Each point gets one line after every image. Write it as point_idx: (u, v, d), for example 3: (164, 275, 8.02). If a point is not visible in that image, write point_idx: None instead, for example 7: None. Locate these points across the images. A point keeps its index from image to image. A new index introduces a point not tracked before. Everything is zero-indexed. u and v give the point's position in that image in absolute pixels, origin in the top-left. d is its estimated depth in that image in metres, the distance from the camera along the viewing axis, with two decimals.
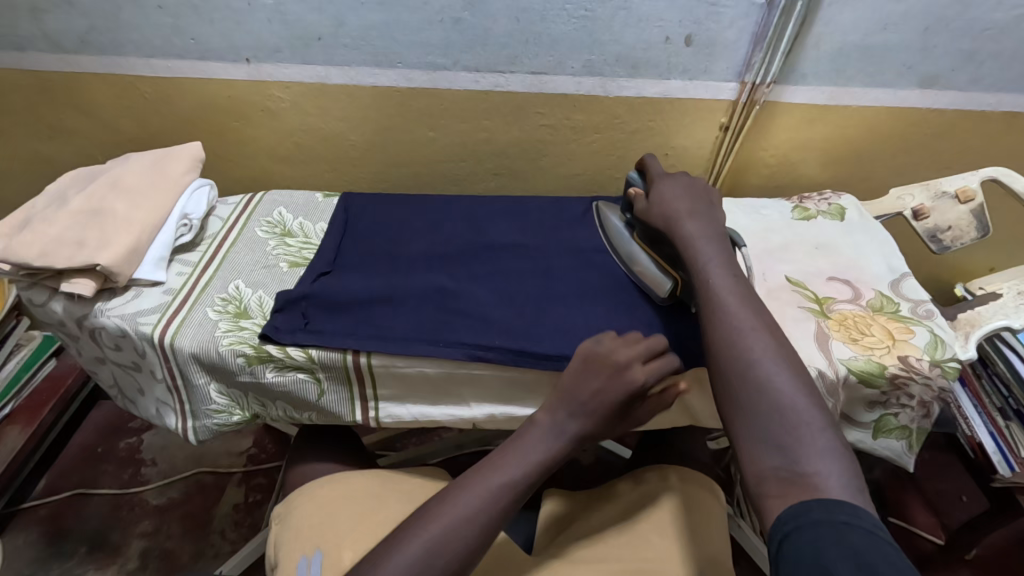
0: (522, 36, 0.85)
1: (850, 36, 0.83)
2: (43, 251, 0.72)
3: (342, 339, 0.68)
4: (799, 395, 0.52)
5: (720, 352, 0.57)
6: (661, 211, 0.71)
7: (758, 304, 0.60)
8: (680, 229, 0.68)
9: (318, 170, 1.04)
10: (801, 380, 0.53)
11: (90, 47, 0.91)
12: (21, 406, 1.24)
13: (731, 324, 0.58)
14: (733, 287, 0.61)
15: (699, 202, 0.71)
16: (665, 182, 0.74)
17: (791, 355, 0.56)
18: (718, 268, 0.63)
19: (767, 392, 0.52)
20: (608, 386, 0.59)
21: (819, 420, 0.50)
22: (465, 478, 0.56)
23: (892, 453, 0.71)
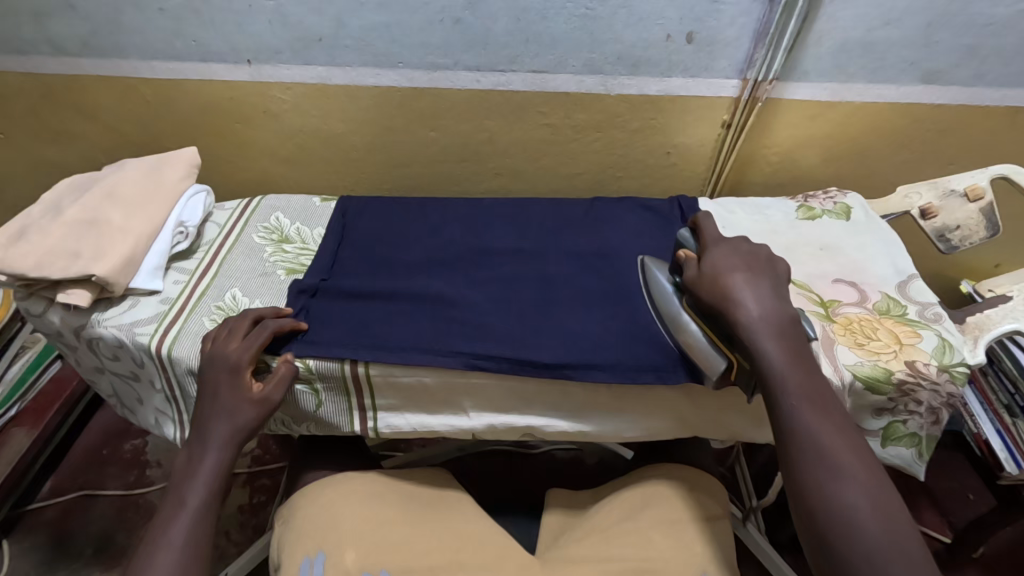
0: (522, 36, 0.84)
1: (851, 33, 0.81)
2: (38, 262, 0.72)
3: (339, 350, 0.67)
4: (907, 564, 0.49)
5: (817, 506, 0.53)
6: (715, 283, 0.62)
7: (852, 435, 0.56)
8: (747, 323, 0.60)
9: (317, 172, 1.03)
10: (904, 539, 0.50)
11: (92, 51, 0.90)
12: (27, 409, 1.25)
13: (826, 470, 0.53)
14: (823, 417, 0.56)
15: (760, 276, 0.64)
16: (720, 250, 0.66)
17: (893, 503, 0.52)
18: (801, 390, 0.57)
19: (875, 564, 0.49)
20: (229, 368, 0.65)
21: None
22: (146, 544, 0.58)
23: (902, 462, 0.70)
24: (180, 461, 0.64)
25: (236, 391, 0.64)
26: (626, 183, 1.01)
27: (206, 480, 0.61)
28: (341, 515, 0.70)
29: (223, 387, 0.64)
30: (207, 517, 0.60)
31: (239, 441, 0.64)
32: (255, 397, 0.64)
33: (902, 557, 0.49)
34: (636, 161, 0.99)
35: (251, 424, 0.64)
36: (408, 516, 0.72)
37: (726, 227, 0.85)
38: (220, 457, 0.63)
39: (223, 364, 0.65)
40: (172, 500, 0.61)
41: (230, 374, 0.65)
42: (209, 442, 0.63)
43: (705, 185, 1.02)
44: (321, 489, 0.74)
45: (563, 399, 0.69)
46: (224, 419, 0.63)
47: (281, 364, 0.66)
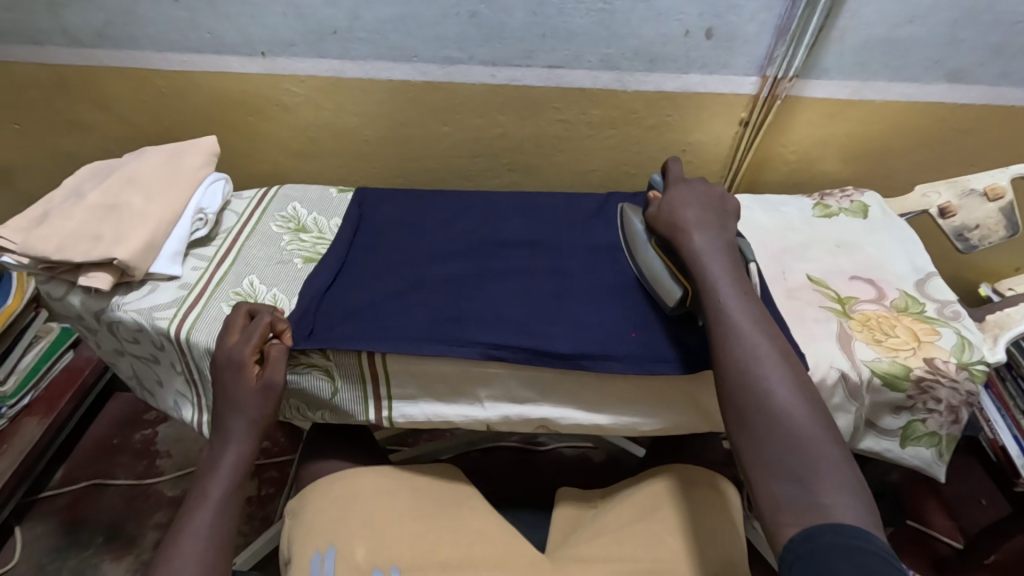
0: (538, 30, 0.84)
1: (873, 29, 0.81)
2: (61, 245, 0.73)
3: (353, 342, 0.67)
4: (813, 427, 0.52)
5: (734, 381, 0.56)
6: (670, 219, 0.68)
7: (769, 323, 0.59)
8: (691, 242, 0.65)
9: (331, 165, 1.04)
10: (809, 402, 0.54)
11: (107, 41, 0.91)
12: (40, 397, 1.27)
13: (745, 355, 0.57)
14: (747, 308, 0.60)
15: (712, 210, 0.68)
16: (678, 185, 0.71)
17: (799, 374, 0.56)
18: (728, 288, 0.61)
19: (785, 426, 0.52)
20: (235, 360, 0.65)
21: (831, 450, 0.51)
22: (175, 530, 0.61)
23: (922, 462, 0.70)
24: (205, 454, 0.66)
25: (243, 386, 0.65)
26: (640, 181, 1.01)
27: (227, 473, 0.64)
28: (355, 510, 0.70)
29: (231, 385, 0.65)
30: (231, 506, 0.63)
31: (257, 430, 0.66)
32: (258, 385, 0.65)
33: (808, 418, 0.53)
34: (650, 158, 0.99)
35: (265, 414, 0.65)
36: (417, 509, 0.72)
37: (741, 223, 0.84)
38: (240, 450, 0.65)
39: (226, 362, 0.65)
40: (197, 491, 0.64)
41: (231, 369, 0.65)
42: (229, 434, 0.65)
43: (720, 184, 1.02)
44: (337, 481, 0.75)
45: (578, 391, 0.69)
46: (238, 414, 0.65)
47: (272, 349, 0.65)
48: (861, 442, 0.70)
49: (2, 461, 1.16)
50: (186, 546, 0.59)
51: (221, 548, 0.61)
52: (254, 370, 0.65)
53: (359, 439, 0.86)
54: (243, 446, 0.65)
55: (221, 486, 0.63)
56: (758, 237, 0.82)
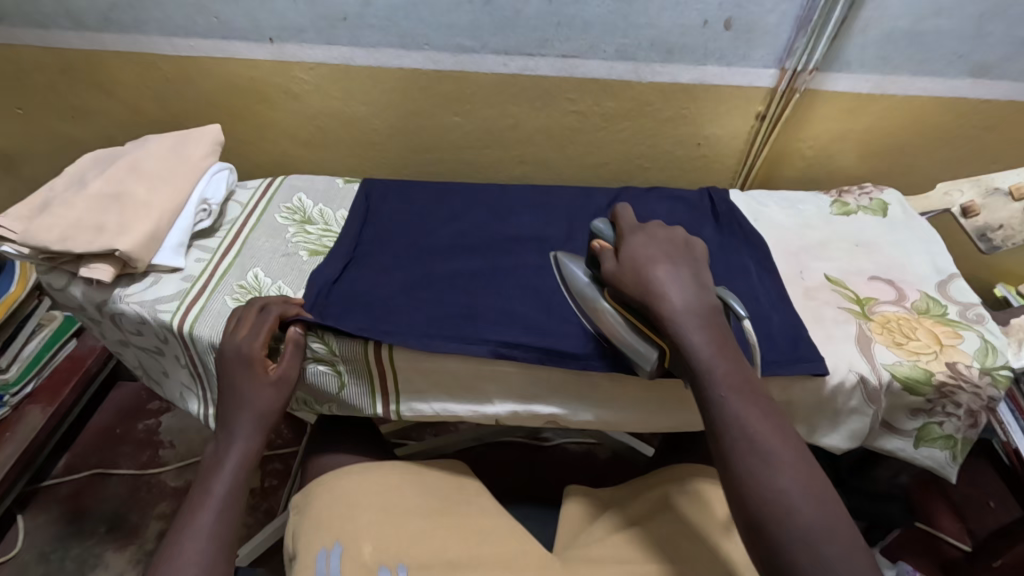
0: (553, 19, 0.82)
1: (900, 20, 0.78)
2: (63, 235, 0.71)
3: (363, 335, 0.65)
4: (844, 540, 0.46)
5: (750, 495, 0.50)
6: (637, 277, 0.60)
7: (778, 419, 0.53)
8: (671, 315, 0.58)
9: (338, 155, 1.02)
10: (837, 517, 0.47)
11: (112, 25, 0.89)
12: (43, 385, 1.26)
13: (755, 456, 0.51)
14: (752, 405, 0.53)
15: (682, 268, 0.62)
16: (640, 239, 0.65)
17: (821, 482, 0.49)
18: (723, 373, 0.55)
19: (816, 551, 0.46)
20: (245, 353, 0.64)
21: (873, 574, 0.45)
22: (179, 525, 0.59)
23: (936, 463, 0.67)
24: (210, 451, 0.65)
25: (253, 379, 0.64)
26: (653, 175, 0.99)
27: (233, 468, 0.62)
28: (362, 506, 0.69)
29: (240, 379, 0.64)
30: (235, 503, 0.62)
31: (265, 425, 0.64)
32: (271, 378, 0.64)
33: (841, 540, 0.46)
34: (664, 152, 0.96)
35: (274, 408, 0.64)
36: (425, 507, 0.70)
37: (758, 220, 0.83)
38: (246, 446, 0.63)
39: (235, 355, 0.64)
40: (201, 488, 0.62)
41: (242, 363, 0.64)
42: (235, 430, 0.64)
43: (735, 179, 1.00)
44: (343, 477, 0.73)
45: (589, 390, 0.68)
46: (247, 408, 0.64)
47: (292, 335, 0.65)
48: (876, 442, 0.69)
49: (6, 450, 1.15)
50: (190, 541, 0.58)
51: (223, 547, 0.59)
52: (266, 365, 0.65)
53: (365, 435, 0.85)
54: (249, 442, 0.64)
55: (225, 482, 0.61)
56: (775, 235, 0.81)
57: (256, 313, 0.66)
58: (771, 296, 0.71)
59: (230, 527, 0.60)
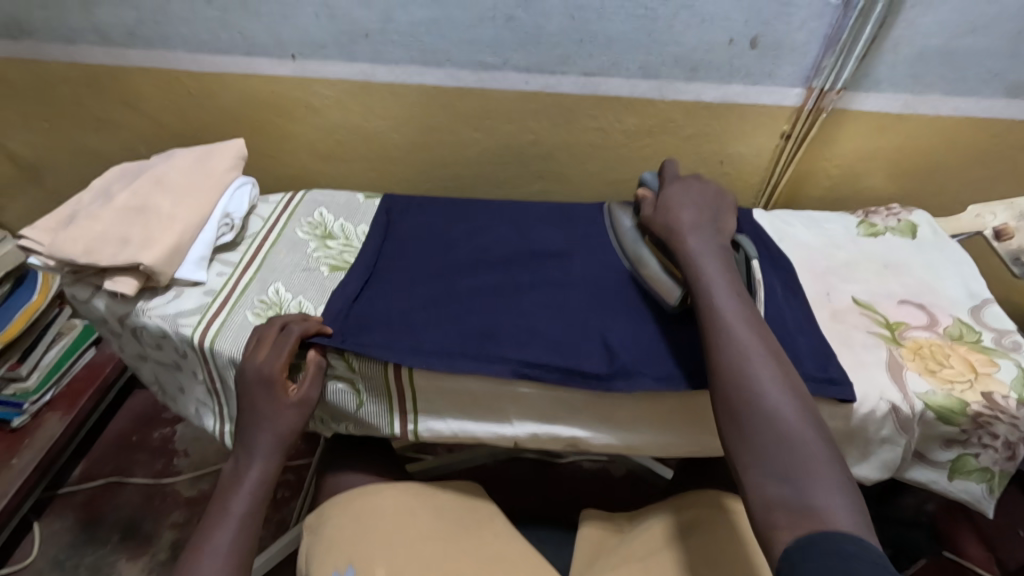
0: (576, 36, 0.82)
1: (931, 40, 0.77)
2: (88, 248, 0.72)
3: (384, 353, 0.65)
4: (803, 424, 0.51)
5: (725, 381, 0.55)
6: (665, 220, 0.68)
7: (761, 325, 0.58)
8: (685, 244, 0.65)
9: (359, 170, 1.02)
10: (802, 404, 0.53)
11: (139, 41, 0.90)
12: (62, 393, 1.27)
13: (738, 353, 0.55)
14: (740, 310, 0.59)
15: (705, 211, 0.68)
16: (675, 186, 0.71)
17: (791, 376, 0.55)
18: (722, 288, 0.60)
19: (776, 429, 0.51)
20: (268, 372, 0.63)
21: (826, 453, 0.50)
22: (194, 547, 0.59)
23: (969, 496, 0.64)
24: (228, 469, 0.65)
25: (275, 401, 0.64)
26: None
27: (251, 490, 0.62)
28: (375, 526, 0.69)
29: (261, 400, 0.63)
30: (253, 524, 0.62)
31: (284, 446, 0.64)
32: (293, 401, 0.64)
33: (802, 420, 0.51)
34: (686, 170, 0.95)
35: (294, 429, 0.64)
36: (442, 532, 0.69)
37: (783, 241, 0.81)
38: (265, 467, 0.63)
39: (256, 376, 0.64)
40: (218, 509, 0.62)
41: (262, 384, 0.63)
42: (254, 450, 0.63)
43: (758, 198, 0.99)
44: (357, 497, 0.73)
45: (610, 413, 0.66)
46: (268, 429, 0.63)
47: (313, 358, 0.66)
48: (907, 472, 0.66)
49: (24, 457, 1.16)
50: (205, 564, 0.57)
51: (240, 571, 0.59)
52: (286, 386, 0.65)
53: (378, 452, 0.85)
54: (268, 463, 0.63)
55: (242, 504, 0.61)
56: (801, 256, 0.79)
57: (275, 331, 0.66)
58: (800, 319, 0.69)
59: (246, 551, 0.60)
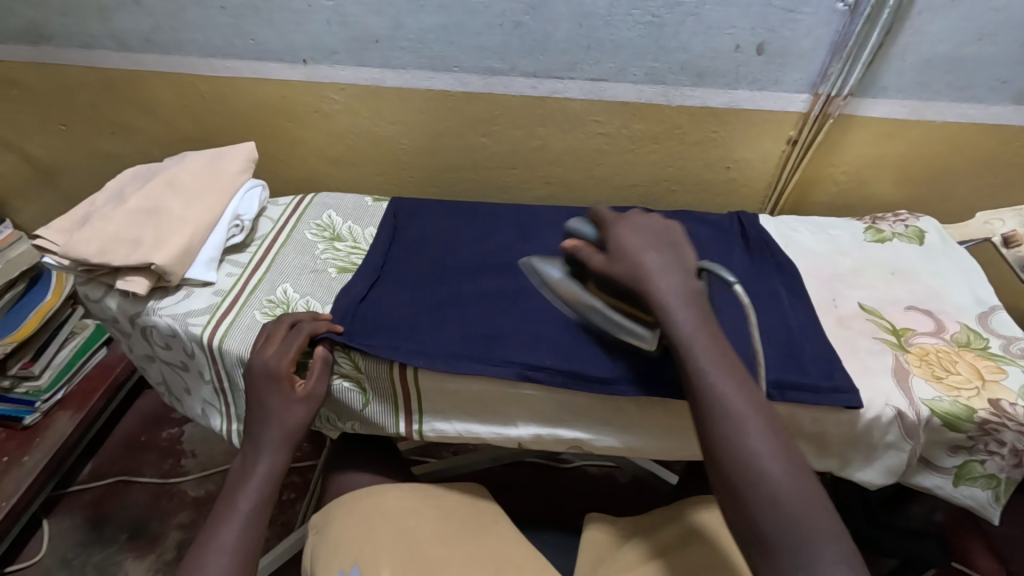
0: (583, 42, 0.82)
1: (938, 46, 0.77)
2: (100, 248, 0.73)
3: (389, 353, 0.65)
4: (807, 502, 0.48)
5: (723, 460, 0.51)
6: (627, 268, 0.61)
7: (752, 387, 0.54)
8: (654, 297, 0.58)
9: (367, 173, 1.03)
10: (803, 479, 0.49)
11: (154, 47, 0.92)
12: (73, 392, 1.29)
13: (732, 425, 0.51)
14: (728, 372, 0.54)
15: (669, 250, 0.62)
16: (621, 229, 0.64)
17: (788, 446, 0.51)
18: (707, 349, 0.55)
19: (780, 510, 0.48)
20: (274, 369, 0.64)
21: (833, 531, 0.47)
22: (202, 540, 0.60)
23: (976, 503, 0.64)
24: (237, 464, 0.66)
25: (281, 395, 0.64)
26: (680, 198, 0.98)
27: (258, 484, 0.63)
28: (379, 527, 0.69)
29: (268, 395, 0.64)
30: (259, 519, 0.62)
31: (291, 442, 0.65)
32: (300, 396, 0.65)
33: (806, 499, 0.48)
34: (692, 175, 0.95)
35: (301, 425, 0.65)
36: (446, 534, 0.69)
37: (788, 247, 0.81)
38: (272, 462, 0.64)
39: (263, 371, 0.64)
40: (226, 503, 0.63)
41: (269, 380, 0.64)
42: (261, 445, 0.64)
43: (764, 203, 0.98)
44: (362, 497, 0.74)
45: (614, 417, 0.67)
46: (274, 424, 0.64)
47: (319, 353, 0.66)
48: (913, 479, 0.66)
49: (35, 455, 1.18)
50: (212, 557, 0.58)
51: (245, 565, 0.59)
52: (294, 382, 0.65)
53: (383, 453, 0.85)
54: (275, 458, 0.64)
55: (249, 499, 0.62)
56: (807, 261, 0.79)
57: (285, 332, 0.67)
58: (804, 325, 0.69)
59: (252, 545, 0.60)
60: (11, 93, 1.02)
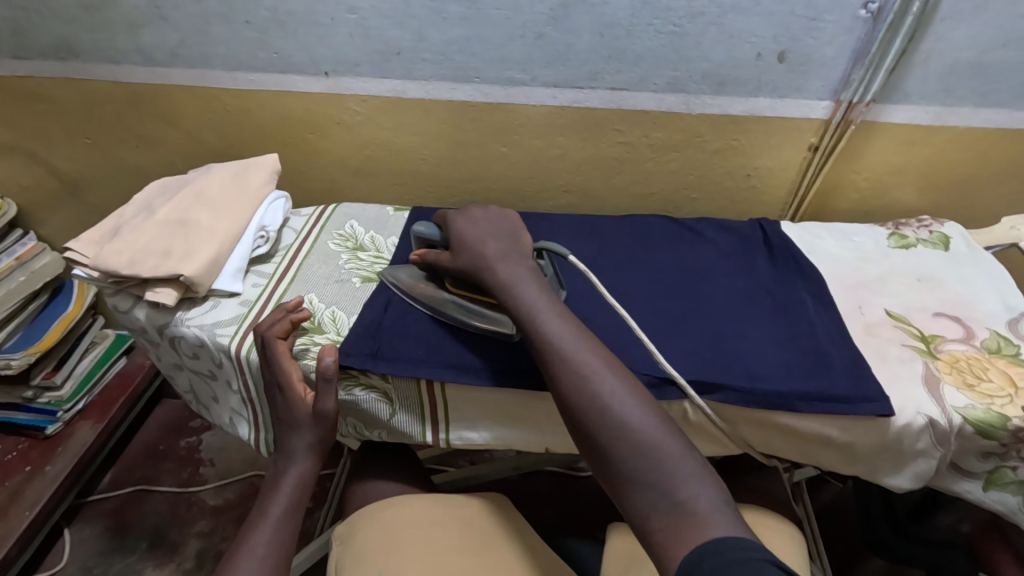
0: (605, 52, 0.83)
1: (962, 52, 0.77)
2: (130, 260, 0.74)
3: (414, 368, 0.66)
4: (650, 425, 0.50)
5: (573, 406, 0.53)
6: (468, 256, 0.66)
7: (591, 337, 0.57)
8: (496, 275, 0.63)
9: (388, 183, 1.04)
10: (648, 409, 0.51)
11: (180, 61, 0.93)
12: (93, 402, 1.31)
13: (574, 372, 0.54)
14: (565, 325, 0.58)
15: (503, 237, 0.67)
16: (461, 224, 0.69)
17: (632, 381, 0.54)
18: (546, 311, 0.59)
19: (622, 435, 0.50)
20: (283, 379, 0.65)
21: (676, 444, 0.49)
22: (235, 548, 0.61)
23: (1007, 509, 0.63)
24: (270, 473, 0.68)
25: (296, 406, 0.65)
26: (700, 206, 0.98)
27: (289, 492, 0.65)
28: (405, 538, 0.69)
29: (285, 406, 0.66)
30: (290, 525, 0.64)
31: (320, 449, 0.67)
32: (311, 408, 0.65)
33: (647, 423, 0.50)
34: (712, 183, 0.95)
35: (324, 434, 0.66)
36: (470, 545, 0.69)
37: (811, 252, 0.81)
38: (302, 469, 0.66)
39: (275, 382, 0.66)
40: (258, 511, 0.64)
41: (282, 392, 0.65)
42: (292, 454, 0.66)
43: (785, 210, 0.98)
44: (386, 507, 0.74)
45: None
46: (299, 432, 0.66)
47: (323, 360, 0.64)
48: (942, 485, 0.65)
49: (57, 464, 1.19)
50: (244, 564, 0.59)
51: (277, 568, 0.60)
52: (304, 393, 0.66)
53: (406, 461, 0.85)
54: (304, 466, 0.66)
55: (280, 507, 0.64)
56: (832, 267, 0.79)
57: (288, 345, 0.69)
58: (831, 334, 0.69)
59: (284, 552, 0.61)
60: (40, 107, 1.04)
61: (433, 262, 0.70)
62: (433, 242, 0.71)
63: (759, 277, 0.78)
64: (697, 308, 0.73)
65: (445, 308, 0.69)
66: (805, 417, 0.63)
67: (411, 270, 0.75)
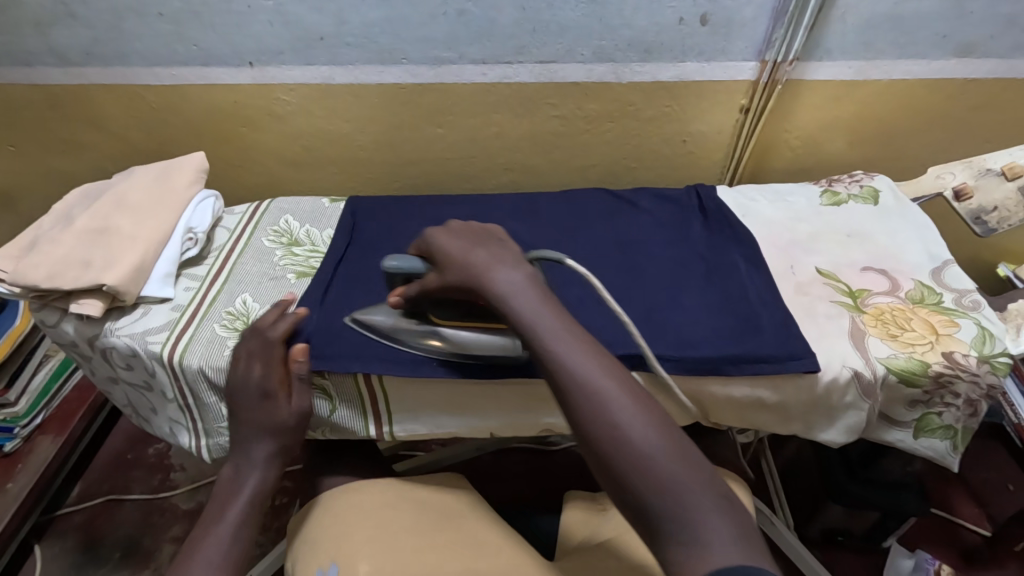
0: (529, 26, 0.81)
1: (877, 6, 0.78)
2: (50, 273, 0.72)
3: (349, 363, 0.65)
4: (672, 457, 0.44)
5: (587, 434, 0.47)
6: (462, 271, 0.58)
7: (603, 353, 0.51)
8: (490, 288, 0.56)
9: (326, 173, 1.02)
10: (669, 437, 0.46)
11: (94, 60, 0.90)
12: (52, 415, 1.28)
13: (589, 396, 0.48)
14: (575, 341, 0.51)
15: (492, 245, 0.60)
16: (442, 242, 0.61)
17: (649, 400, 0.48)
18: (551, 326, 0.52)
19: (642, 467, 0.44)
20: (256, 383, 0.64)
21: (701, 477, 0.44)
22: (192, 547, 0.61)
23: (935, 453, 0.65)
24: (224, 476, 0.67)
25: (269, 415, 0.65)
26: (641, 176, 0.98)
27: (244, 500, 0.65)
28: (357, 525, 0.69)
29: (257, 413, 0.65)
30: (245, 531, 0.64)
31: (280, 458, 0.67)
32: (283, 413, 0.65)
33: (670, 456, 0.44)
34: (650, 152, 0.95)
35: (289, 442, 0.67)
36: (423, 525, 0.70)
37: (745, 217, 0.82)
38: (262, 477, 0.66)
39: (251, 392, 0.64)
40: (213, 514, 0.64)
41: (260, 403, 0.65)
42: (253, 461, 0.66)
43: (723, 173, 0.98)
44: (339, 497, 0.74)
45: None
46: (262, 440, 0.66)
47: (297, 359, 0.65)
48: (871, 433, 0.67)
49: (18, 481, 1.16)
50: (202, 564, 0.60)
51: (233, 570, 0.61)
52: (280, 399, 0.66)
53: (361, 453, 0.85)
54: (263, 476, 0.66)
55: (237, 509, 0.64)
56: (764, 229, 0.80)
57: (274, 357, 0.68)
58: (763, 294, 0.70)
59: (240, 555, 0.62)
60: None
61: (415, 299, 0.63)
62: (411, 275, 0.63)
63: (693, 243, 0.79)
64: (634, 280, 0.73)
65: (429, 338, 0.65)
66: (735, 381, 0.64)
67: (383, 308, 0.68)
